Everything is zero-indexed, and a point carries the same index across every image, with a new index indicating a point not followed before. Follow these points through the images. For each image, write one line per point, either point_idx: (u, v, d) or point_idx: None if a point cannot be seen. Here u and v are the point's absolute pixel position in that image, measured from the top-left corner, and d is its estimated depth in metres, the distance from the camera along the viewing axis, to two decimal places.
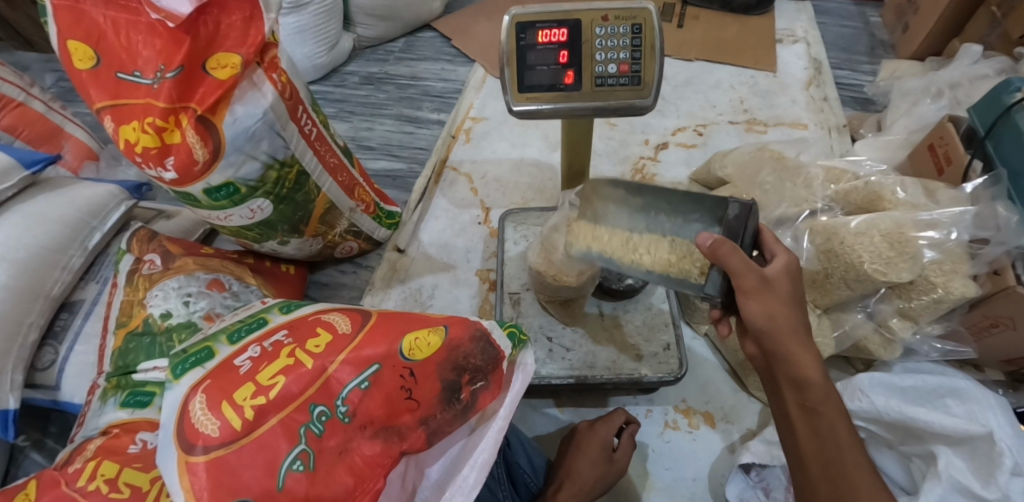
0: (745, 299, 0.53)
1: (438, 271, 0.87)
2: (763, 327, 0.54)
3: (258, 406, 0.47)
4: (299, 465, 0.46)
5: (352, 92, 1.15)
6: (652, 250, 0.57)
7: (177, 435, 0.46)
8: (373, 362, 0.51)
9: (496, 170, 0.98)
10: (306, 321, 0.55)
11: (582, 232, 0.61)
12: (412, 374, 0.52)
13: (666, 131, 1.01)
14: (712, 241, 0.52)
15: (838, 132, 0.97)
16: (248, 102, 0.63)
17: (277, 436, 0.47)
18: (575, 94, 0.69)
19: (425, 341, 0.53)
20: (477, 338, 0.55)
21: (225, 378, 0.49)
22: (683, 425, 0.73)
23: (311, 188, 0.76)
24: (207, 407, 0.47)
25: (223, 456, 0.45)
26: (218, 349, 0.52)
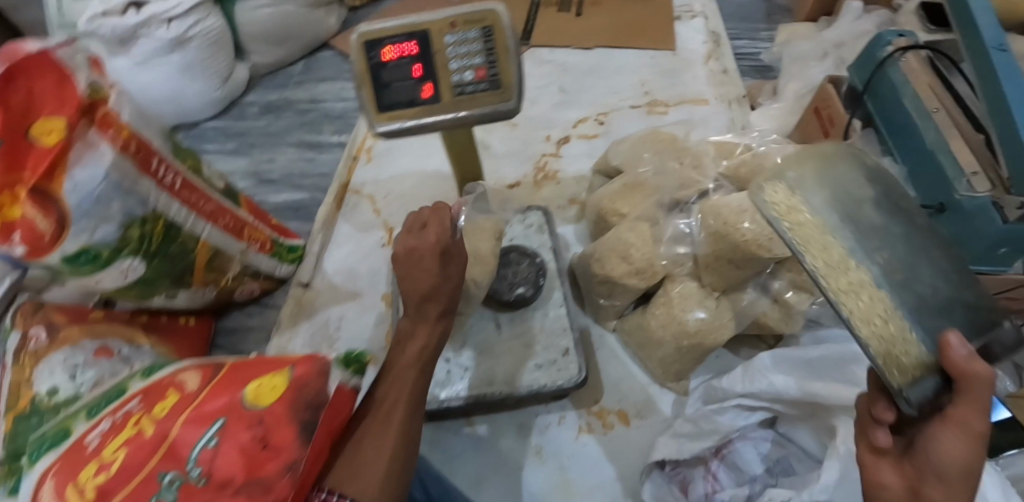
0: (949, 428, 0.41)
1: (346, 300, 0.85)
2: (956, 472, 0.41)
3: (100, 485, 0.45)
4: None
5: (252, 124, 1.12)
6: (863, 292, 0.41)
7: None
8: (217, 416, 0.49)
9: (400, 186, 0.95)
10: (160, 385, 0.55)
11: (780, 197, 0.45)
12: (261, 420, 0.48)
13: (568, 124, 0.98)
14: (964, 351, 0.39)
15: (738, 104, 0.96)
16: (87, 164, 0.60)
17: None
18: (436, 106, 0.66)
19: (266, 386, 0.51)
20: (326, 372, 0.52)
21: (74, 458, 0.47)
22: (597, 427, 0.71)
23: (186, 238, 0.73)
24: (52, 491, 0.45)
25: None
26: (74, 428, 0.51)
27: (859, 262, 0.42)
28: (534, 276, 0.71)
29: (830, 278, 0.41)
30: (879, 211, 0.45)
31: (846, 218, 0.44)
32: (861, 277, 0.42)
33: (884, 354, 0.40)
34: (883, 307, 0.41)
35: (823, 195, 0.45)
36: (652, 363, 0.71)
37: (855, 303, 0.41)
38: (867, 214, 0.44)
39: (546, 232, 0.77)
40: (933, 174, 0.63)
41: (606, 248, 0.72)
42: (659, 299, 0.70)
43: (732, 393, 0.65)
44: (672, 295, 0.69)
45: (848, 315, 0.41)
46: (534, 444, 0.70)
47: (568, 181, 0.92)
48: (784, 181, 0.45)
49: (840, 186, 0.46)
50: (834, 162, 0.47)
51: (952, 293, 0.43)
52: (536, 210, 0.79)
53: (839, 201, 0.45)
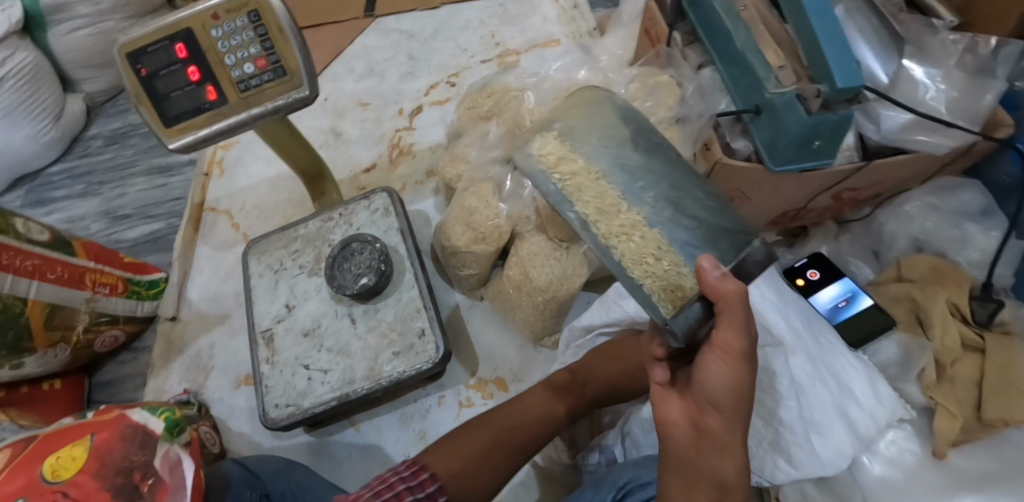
0: (714, 353, 0.42)
1: (213, 327, 0.81)
2: (718, 395, 0.42)
3: None
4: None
5: (98, 158, 1.04)
6: (635, 233, 0.47)
7: None
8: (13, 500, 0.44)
9: (254, 195, 0.90)
10: None
11: (550, 148, 0.51)
12: (65, 495, 0.45)
13: (420, 93, 0.94)
14: (718, 272, 0.41)
15: (589, 39, 0.93)
16: None
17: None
18: (225, 109, 0.62)
19: (69, 457, 0.47)
20: (132, 433, 0.50)
21: None
22: (477, 399, 0.70)
23: (11, 302, 0.67)
24: None
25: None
26: None
27: (631, 203, 0.48)
28: (376, 262, 0.67)
29: (601, 221, 0.47)
30: (642, 151, 0.51)
31: (616, 161, 0.50)
32: (635, 217, 0.47)
33: (649, 281, 0.46)
34: (657, 240, 0.47)
35: (591, 141, 0.51)
36: (520, 325, 0.71)
37: (628, 244, 0.47)
38: (633, 156, 0.50)
39: (393, 214, 0.73)
40: (746, 75, 0.60)
41: (451, 221, 0.70)
42: (512, 260, 0.69)
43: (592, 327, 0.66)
44: (522, 255, 0.67)
45: (621, 256, 0.47)
46: (417, 431, 0.70)
47: (423, 152, 0.88)
48: (555, 135, 0.52)
49: (604, 128, 0.52)
50: (597, 111, 0.54)
51: (716, 219, 0.48)
52: (381, 192, 0.76)
53: (607, 145, 0.51)
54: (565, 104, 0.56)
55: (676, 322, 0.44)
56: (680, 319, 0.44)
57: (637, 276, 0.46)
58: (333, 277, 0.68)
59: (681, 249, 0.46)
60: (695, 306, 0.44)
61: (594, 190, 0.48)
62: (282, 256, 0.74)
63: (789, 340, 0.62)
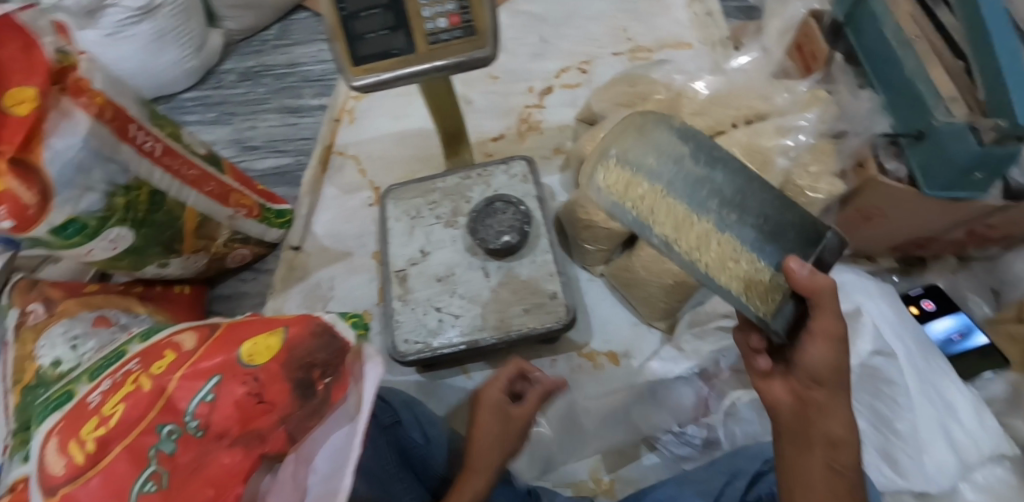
0: (816, 339, 0.47)
1: (335, 261, 0.85)
2: (819, 371, 0.49)
3: (99, 437, 0.49)
4: (153, 486, 0.47)
5: (231, 91, 1.10)
6: (712, 243, 0.49)
7: (39, 485, 0.49)
8: (213, 373, 0.51)
9: (381, 146, 0.95)
10: (158, 345, 0.56)
11: (615, 178, 0.51)
12: (257, 378, 0.51)
13: (549, 74, 0.97)
14: (807, 270, 0.45)
15: (723, 47, 0.94)
16: (64, 133, 0.60)
17: (120, 465, 0.47)
18: (411, 57, 0.67)
19: (265, 345, 0.52)
20: (320, 332, 0.55)
21: (76, 417, 0.52)
22: (588, 368, 0.75)
23: (172, 205, 0.74)
24: (58, 448, 0.50)
25: (72, 490, 0.47)
26: (77, 390, 0.56)
27: (699, 212, 0.49)
28: (520, 224, 0.72)
29: (680, 238, 0.49)
30: (702, 164, 0.51)
31: (678, 177, 0.51)
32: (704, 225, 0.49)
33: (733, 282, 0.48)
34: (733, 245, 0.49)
35: (651, 162, 0.51)
36: (639, 304, 0.75)
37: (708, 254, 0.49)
38: (694, 169, 0.51)
39: (530, 182, 0.78)
40: (914, 103, 0.62)
41: (591, 195, 0.74)
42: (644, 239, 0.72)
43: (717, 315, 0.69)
44: None
45: (704, 266, 0.49)
46: None
47: (551, 131, 0.92)
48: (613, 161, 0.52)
49: (658, 149, 0.52)
50: (646, 131, 0.53)
51: (783, 215, 0.50)
52: (520, 160, 0.80)
53: (667, 163, 0.51)
54: (619, 125, 0.56)
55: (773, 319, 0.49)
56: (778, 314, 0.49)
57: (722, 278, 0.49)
58: (476, 230, 0.72)
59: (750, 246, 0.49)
60: (788, 302, 0.49)
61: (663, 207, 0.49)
62: (419, 204, 0.79)
63: (903, 356, 0.64)
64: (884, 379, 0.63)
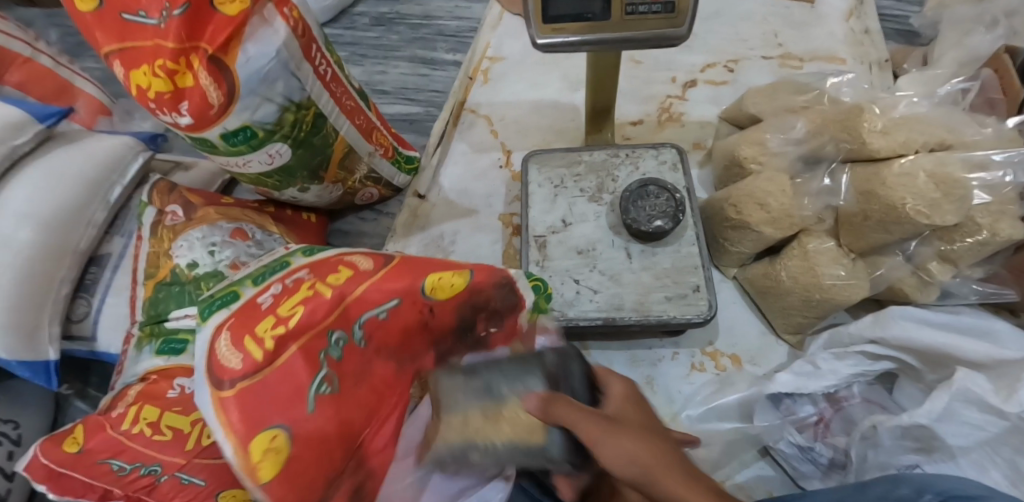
0: None
1: (460, 216, 0.85)
2: None
3: (278, 337, 0.48)
4: (327, 389, 0.50)
5: (363, 34, 1.08)
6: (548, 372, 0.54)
7: (208, 374, 0.48)
8: (395, 295, 0.53)
9: (515, 111, 0.94)
10: (327, 260, 0.56)
11: None
12: (431, 310, 0.55)
13: (694, 68, 0.95)
14: None
15: (880, 68, 0.92)
16: (261, 40, 0.61)
17: (296, 365, 0.49)
18: (603, 24, 0.66)
19: (449, 281, 0.55)
20: (501, 287, 0.57)
21: (248, 316, 0.50)
22: (710, 367, 0.75)
23: (329, 132, 0.74)
24: (231, 342, 0.49)
25: (251, 387, 0.47)
26: (242, 291, 0.54)
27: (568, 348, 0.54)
28: (673, 211, 0.71)
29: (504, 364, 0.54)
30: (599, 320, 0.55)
31: None
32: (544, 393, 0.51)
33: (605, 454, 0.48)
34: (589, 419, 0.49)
35: None
36: (773, 313, 0.75)
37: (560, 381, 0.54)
38: None
39: (680, 171, 0.77)
40: None
41: (743, 195, 0.74)
42: (792, 250, 0.72)
43: (861, 339, 0.69)
44: (807, 249, 0.71)
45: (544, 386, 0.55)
46: (644, 375, 0.74)
47: (691, 124, 0.90)
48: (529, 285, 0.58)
49: None
50: None
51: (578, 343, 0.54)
52: (670, 147, 0.80)
53: None
54: None
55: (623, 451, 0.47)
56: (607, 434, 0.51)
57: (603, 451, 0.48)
58: (627, 210, 0.72)
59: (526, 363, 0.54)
60: None
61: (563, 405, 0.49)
62: (563, 174, 0.78)
63: None
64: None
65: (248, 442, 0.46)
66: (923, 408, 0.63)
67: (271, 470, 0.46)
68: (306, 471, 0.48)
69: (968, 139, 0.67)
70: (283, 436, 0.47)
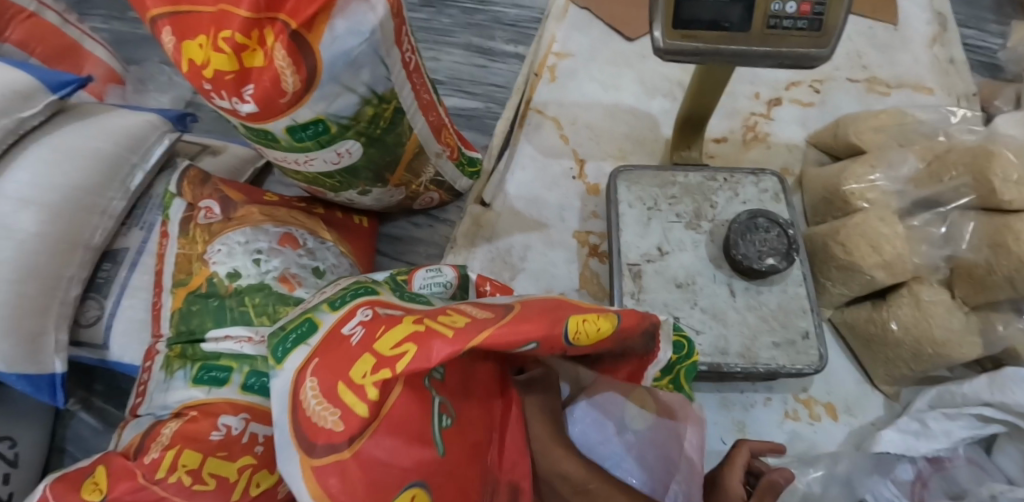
0: None
1: (531, 230, 0.77)
2: None
3: (380, 385, 0.35)
4: (449, 420, 0.39)
5: (412, 13, 0.97)
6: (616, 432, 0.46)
7: (297, 433, 0.37)
8: (531, 340, 0.36)
9: (589, 115, 0.86)
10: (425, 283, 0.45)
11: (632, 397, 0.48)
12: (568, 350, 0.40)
13: (778, 84, 0.89)
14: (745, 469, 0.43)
15: (967, 102, 0.88)
16: (352, 16, 0.51)
17: (409, 405, 0.37)
18: (739, 36, 0.58)
19: (594, 325, 0.40)
20: (648, 332, 0.44)
21: (337, 354, 0.38)
22: (804, 415, 0.69)
23: (404, 129, 0.64)
24: (322, 395, 0.37)
25: (370, 441, 0.35)
26: (320, 319, 0.43)
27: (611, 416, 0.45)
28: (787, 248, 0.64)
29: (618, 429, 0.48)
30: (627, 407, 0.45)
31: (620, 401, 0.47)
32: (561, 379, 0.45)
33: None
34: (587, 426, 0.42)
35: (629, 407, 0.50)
36: (871, 363, 0.71)
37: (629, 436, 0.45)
38: None
39: (783, 201, 0.70)
40: None
41: (854, 233, 0.67)
42: (902, 298, 0.67)
43: (973, 400, 0.65)
44: (921, 299, 0.65)
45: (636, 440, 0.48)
46: (736, 421, 0.69)
47: (777, 146, 0.84)
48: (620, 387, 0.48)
49: None
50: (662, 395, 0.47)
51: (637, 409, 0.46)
52: (771, 174, 0.73)
53: None
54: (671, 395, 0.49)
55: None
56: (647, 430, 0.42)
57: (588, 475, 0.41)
58: (736, 244, 0.65)
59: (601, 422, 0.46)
60: None
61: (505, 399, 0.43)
62: (656, 195, 0.71)
63: None
64: None
65: None
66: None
67: None
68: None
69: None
70: (422, 494, 0.36)
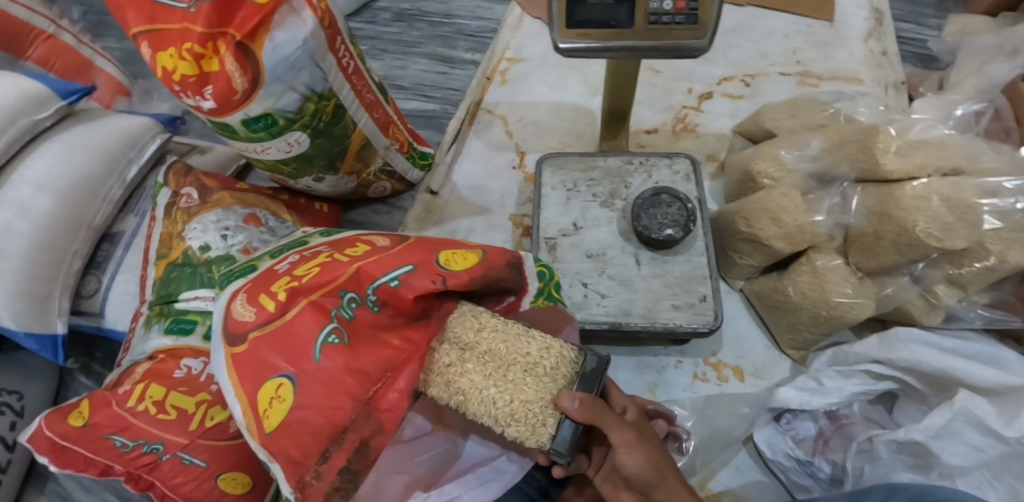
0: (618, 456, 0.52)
1: (473, 214, 0.86)
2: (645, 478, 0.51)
3: (289, 291, 0.50)
4: (335, 340, 0.49)
5: (385, 29, 1.09)
6: (489, 347, 0.52)
7: (223, 329, 0.50)
8: (406, 263, 0.52)
9: (534, 113, 0.95)
10: (345, 239, 0.59)
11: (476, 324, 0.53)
12: (444, 279, 0.52)
13: (712, 80, 0.96)
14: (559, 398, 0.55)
15: (897, 90, 0.92)
16: (288, 28, 0.61)
17: (303, 319, 0.49)
18: (627, 32, 0.67)
19: (461, 258, 0.54)
20: (513, 266, 0.57)
21: (264, 279, 0.53)
22: (713, 377, 0.75)
23: (348, 123, 0.74)
24: (246, 300, 0.51)
25: (264, 336, 0.49)
26: (260, 264, 0.58)
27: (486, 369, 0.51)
28: (684, 221, 0.71)
29: (473, 352, 0.52)
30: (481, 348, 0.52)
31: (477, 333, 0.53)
32: (496, 321, 0.53)
33: (526, 438, 0.50)
34: (517, 374, 0.51)
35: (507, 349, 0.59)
36: (779, 330, 0.76)
37: (492, 360, 0.52)
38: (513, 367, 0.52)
39: (693, 181, 0.77)
40: None
41: (755, 208, 0.74)
42: (801, 266, 0.72)
43: (867, 358, 0.69)
44: (817, 266, 0.71)
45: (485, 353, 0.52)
46: (649, 382, 0.75)
47: (706, 136, 0.91)
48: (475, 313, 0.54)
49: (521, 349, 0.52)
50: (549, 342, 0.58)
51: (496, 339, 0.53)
52: (685, 158, 0.80)
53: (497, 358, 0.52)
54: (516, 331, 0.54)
55: (552, 442, 0.49)
56: (585, 370, 0.52)
57: (514, 433, 0.50)
58: (639, 217, 0.72)
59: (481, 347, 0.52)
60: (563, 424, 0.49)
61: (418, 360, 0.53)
62: (577, 178, 0.79)
63: None
64: None
65: (257, 389, 0.48)
66: (920, 424, 0.63)
67: (274, 419, 0.48)
68: (300, 435, 0.48)
69: (981, 166, 0.67)
70: (287, 384, 0.48)
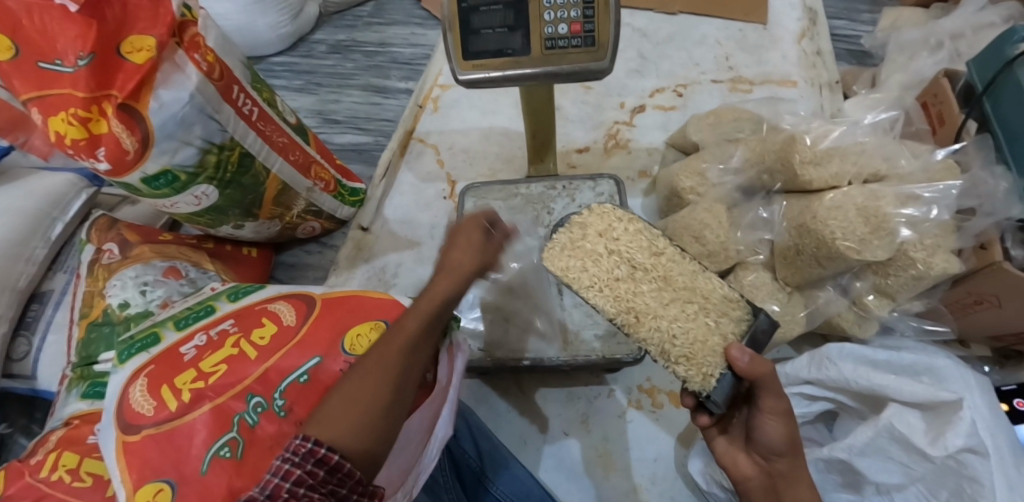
0: (767, 416, 0.52)
1: (403, 249, 0.86)
2: (781, 448, 0.53)
3: (195, 390, 0.50)
4: (227, 451, 0.48)
5: (320, 61, 1.08)
6: (709, 285, 0.55)
7: (117, 416, 0.50)
8: (315, 355, 0.53)
9: (465, 140, 0.94)
10: (253, 310, 0.57)
11: (635, 239, 0.56)
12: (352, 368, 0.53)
13: (644, 93, 0.94)
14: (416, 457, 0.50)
15: (830, 90, 0.90)
16: (173, 86, 0.61)
17: (201, 425, 0.48)
18: (524, 59, 0.65)
19: (367, 338, 0.54)
20: None
21: (168, 364, 0.52)
22: (647, 404, 0.74)
23: (259, 170, 0.73)
24: (146, 389, 0.50)
25: (156, 435, 0.48)
26: (163, 335, 0.55)
27: (659, 303, 0.54)
28: None
29: (643, 276, 0.54)
30: (649, 269, 0.55)
31: (644, 247, 0.56)
32: (673, 250, 0.56)
33: (693, 380, 0.52)
34: (695, 310, 0.54)
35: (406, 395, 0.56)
36: None
37: (664, 292, 0.54)
38: (679, 303, 0.54)
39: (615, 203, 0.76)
40: None
41: (679, 227, 0.71)
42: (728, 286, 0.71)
43: (798, 379, 0.67)
44: (744, 283, 0.70)
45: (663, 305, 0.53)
46: (581, 413, 0.74)
47: (638, 151, 0.89)
48: (636, 225, 0.57)
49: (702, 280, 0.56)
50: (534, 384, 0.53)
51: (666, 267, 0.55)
52: (608, 178, 0.78)
53: (689, 298, 0.54)
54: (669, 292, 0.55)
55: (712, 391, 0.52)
56: (754, 326, 0.54)
57: (683, 372, 0.52)
58: None
59: (658, 278, 0.55)
60: (727, 376, 0.52)
61: (592, 268, 0.55)
62: (499, 207, 0.78)
63: (1003, 456, 0.57)
64: (968, 476, 0.57)
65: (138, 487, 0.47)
66: (843, 443, 0.62)
67: None
68: None
69: (902, 170, 0.65)
70: (167, 489, 0.47)
